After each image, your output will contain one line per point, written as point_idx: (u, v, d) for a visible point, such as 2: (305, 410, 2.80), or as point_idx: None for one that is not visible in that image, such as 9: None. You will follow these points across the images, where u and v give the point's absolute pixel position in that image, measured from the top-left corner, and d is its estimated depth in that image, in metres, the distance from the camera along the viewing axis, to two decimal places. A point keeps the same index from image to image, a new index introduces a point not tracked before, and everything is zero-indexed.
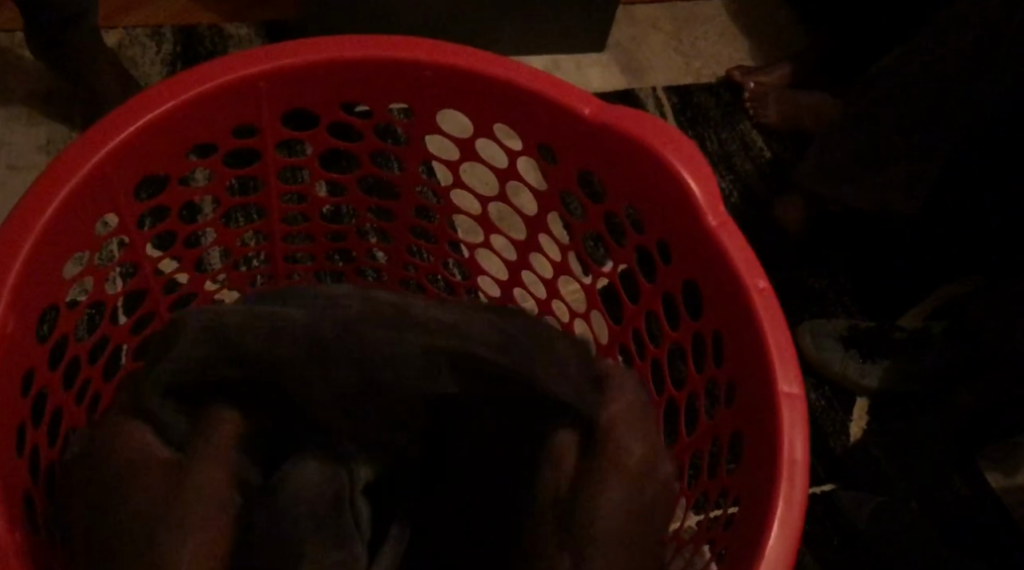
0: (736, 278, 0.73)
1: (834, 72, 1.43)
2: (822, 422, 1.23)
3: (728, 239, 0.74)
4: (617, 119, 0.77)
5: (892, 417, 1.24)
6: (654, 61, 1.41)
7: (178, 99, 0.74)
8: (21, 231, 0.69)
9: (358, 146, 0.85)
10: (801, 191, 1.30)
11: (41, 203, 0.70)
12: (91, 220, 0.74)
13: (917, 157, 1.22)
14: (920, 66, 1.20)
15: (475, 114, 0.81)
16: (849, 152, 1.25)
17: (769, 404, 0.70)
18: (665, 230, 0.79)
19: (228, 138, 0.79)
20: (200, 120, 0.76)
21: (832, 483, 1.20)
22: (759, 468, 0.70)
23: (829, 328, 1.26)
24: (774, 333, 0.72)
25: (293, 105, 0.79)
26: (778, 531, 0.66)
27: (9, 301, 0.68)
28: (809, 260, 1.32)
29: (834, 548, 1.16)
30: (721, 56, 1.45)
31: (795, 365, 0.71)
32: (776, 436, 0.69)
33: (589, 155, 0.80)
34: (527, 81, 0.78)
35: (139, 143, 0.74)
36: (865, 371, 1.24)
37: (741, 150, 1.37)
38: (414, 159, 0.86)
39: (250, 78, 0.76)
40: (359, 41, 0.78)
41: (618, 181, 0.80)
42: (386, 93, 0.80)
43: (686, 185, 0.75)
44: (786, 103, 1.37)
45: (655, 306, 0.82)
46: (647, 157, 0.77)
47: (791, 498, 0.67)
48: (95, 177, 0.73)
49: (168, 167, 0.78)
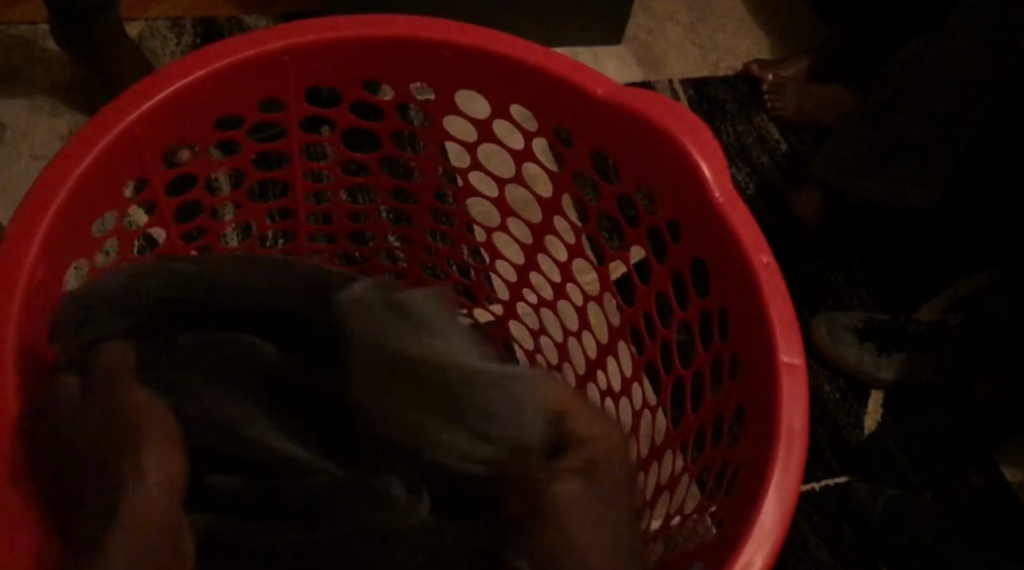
0: (744, 257, 0.73)
1: (852, 65, 1.43)
2: (837, 415, 1.22)
3: (736, 217, 0.74)
4: (630, 99, 0.77)
5: (906, 409, 1.24)
6: (672, 55, 1.41)
7: (200, 74, 0.75)
8: (48, 195, 0.70)
9: (379, 125, 0.85)
10: (818, 182, 1.30)
11: (68, 167, 0.71)
12: (117, 187, 0.75)
13: (932, 147, 1.21)
14: (936, 56, 1.19)
15: (490, 94, 0.81)
16: (866, 143, 1.25)
17: (772, 377, 0.71)
18: (676, 210, 0.79)
19: (249, 114, 0.79)
20: (223, 93, 0.77)
21: (846, 475, 1.19)
22: (761, 442, 0.70)
23: (844, 321, 1.25)
24: (781, 311, 0.72)
25: (315, 82, 0.80)
26: (777, 498, 0.67)
27: (31, 263, 0.69)
28: (825, 253, 1.31)
29: (847, 539, 1.16)
30: (739, 50, 1.44)
31: (799, 340, 0.71)
32: (779, 408, 0.70)
33: (603, 136, 0.80)
34: (544, 60, 0.78)
35: (164, 112, 0.75)
36: (880, 363, 1.23)
37: (756, 143, 1.37)
38: (432, 139, 0.86)
39: (274, 52, 0.77)
40: (380, 20, 0.78)
41: (630, 162, 0.80)
42: (403, 73, 0.80)
43: (697, 164, 0.75)
44: (803, 96, 1.37)
45: (666, 288, 0.82)
46: (660, 137, 0.77)
47: (789, 471, 0.68)
48: (121, 144, 0.74)
49: (189, 141, 0.78)
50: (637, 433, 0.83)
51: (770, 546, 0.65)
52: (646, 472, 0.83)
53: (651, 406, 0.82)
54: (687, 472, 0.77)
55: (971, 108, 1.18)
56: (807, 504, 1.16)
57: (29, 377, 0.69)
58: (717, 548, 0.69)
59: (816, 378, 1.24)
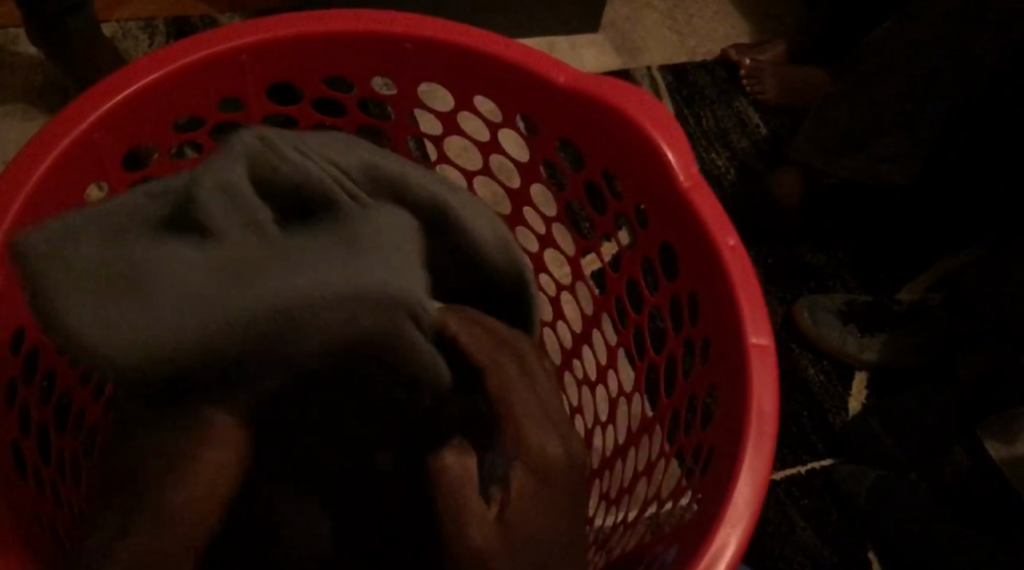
0: (709, 239, 0.73)
1: (828, 50, 1.43)
2: (821, 399, 1.22)
3: (700, 199, 0.74)
4: (591, 87, 0.77)
5: (891, 390, 1.24)
6: (649, 41, 1.40)
7: (159, 75, 0.75)
8: (6, 201, 0.70)
9: (343, 121, 0.85)
10: (796, 164, 1.30)
11: (24, 174, 0.71)
12: (80, 190, 0.75)
13: (909, 127, 1.21)
14: (907, 36, 1.20)
15: (455, 85, 0.80)
16: (844, 121, 1.25)
17: (740, 358, 0.71)
18: (643, 196, 0.79)
19: (212, 113, 0.79)
20: (182, 93, 0.77)
21: (832, 458, 1.19)
22: (729, 424, 0.70)
23: (827, 304, 1.25)
24: (747, 291, 0.72)
25: (276, 79, 0.79)
26: (747, 477, 0.67)
27: None
28: (807, 237, 1.31)
29: (834, 521, 1.16)
30: (716, 35, 1.44)
31: (765, 319, 0.71)
32: (746, 390, 0.70)
33: (568, 125, 0.79)
34: (505, 52, 0.78)
35: (122, 116, 0.75)
36: (863, 345, 1.23)
37: (737, 128, 1.37)
38: (399, 133, 0.86)
39: (235, 50, 0.76)
40: (338, 15, 0.78)
41: (595, 150, 0.80)
42: (366, 68, 0.80)
43: (661, 150, 0.75)
44: (782, 79, 1.37)
45: (635, 274, 0.81)
46: (623, 124, 0.76)
47: (760, 454, 0.68)
48: (82, 147, 0.73)
49: (155, 141, 0.78)
50: (614, 421, 0.84)
51: (743, 524, 0.66)
52: (625, 458, 0.84)
53: (627, 392, 0.82)
54: (663, 455, 0.78)
55: (943, 88, 1.18)
56: (794, 488, 1.16)
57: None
58: (693, 526, 0.69)
59: (800, 361, 1.24)
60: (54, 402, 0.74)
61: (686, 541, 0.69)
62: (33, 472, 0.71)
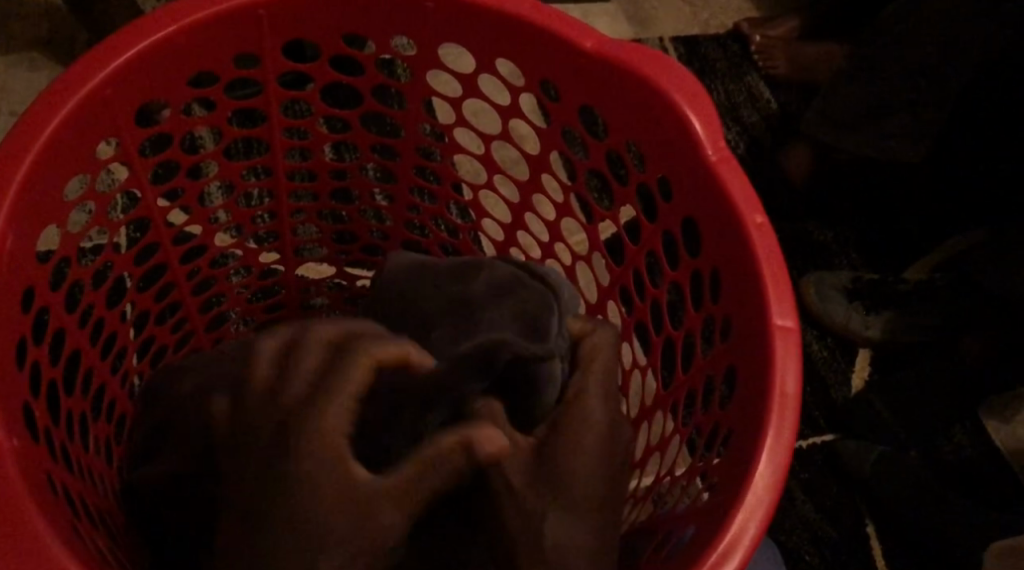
0: (736, 212, 0.73)
1: (837, 29, 1.44)
2: (824, 374, 1.22)
3: (728, 172, 0.74)
4: (618, 53, 0.76)
5: (893, 368, 1.24)
6: (660, 12, 1.39)
7: (177, 27, 0.74)
8: (17, 151, 0.69)
9: (360, 81, 0.83)
10: (807, 139, 1.30)
11: (38, 123, 0.70)
12: (89, 146, 0.74)
13: (918, 106, 1.20)
14: (920, 16, 1.20)
15: (476, 48, 0.80)
16: (857, 100, 1.25)
17: (763, 338, 0.71)
18: (668, 167, 0.78)
19: (229, 69, 0.79)
20: (198, 46, 0.76)
21: (833, 433, 1.19)
22: (751, 402, 0.71)
23: (833, 281, 1.25)
24: (774, 270, 0.72)
25: (293, 35, 0.79)
26: (768, 458, 0.67)
27: (8, 212, 0.68)
28: (813, 213, 1.30)
29: (834, 496, 1.16)
30: (727, 8, 1.43)
31: (792, 301, 0.71)
32: (769, 368, 0.70)
33: (591, 91, 0.79)
34: (531, 13, 0.77)
35: (138, 67, 0.74)
36: (868, 322, 1.24)
37: (747, 102, 1.36)
38: (417, 93, 0.85)
39: (252, 4, 0.76)
40: None
41: (619, 120, 0.79)
42: (388, 26, 0.79)
43: (688, 120, 0.75)
44: (795, 54, 1.37)
45: (655, 247, 0.81)
46: (650, 92, 0.76)
47: (782, 430, 0.68)
48: (93, 101, 0.72)
49: (168, 96, 0.77)
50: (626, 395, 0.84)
51: (764, 504, 0.66)
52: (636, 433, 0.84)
53: (641, 366, 0.82)
54: (677, 432, 0.78)
55: (956, 69, 1.18)
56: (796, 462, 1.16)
57: (8, 332, 0.68)
58: (711, 504, 0.70)
59: (804, 337, 1.24)
60: (62, 361, 0.74)
61: (705, 521, 0.69)
62: (42, 433, 0.70)
